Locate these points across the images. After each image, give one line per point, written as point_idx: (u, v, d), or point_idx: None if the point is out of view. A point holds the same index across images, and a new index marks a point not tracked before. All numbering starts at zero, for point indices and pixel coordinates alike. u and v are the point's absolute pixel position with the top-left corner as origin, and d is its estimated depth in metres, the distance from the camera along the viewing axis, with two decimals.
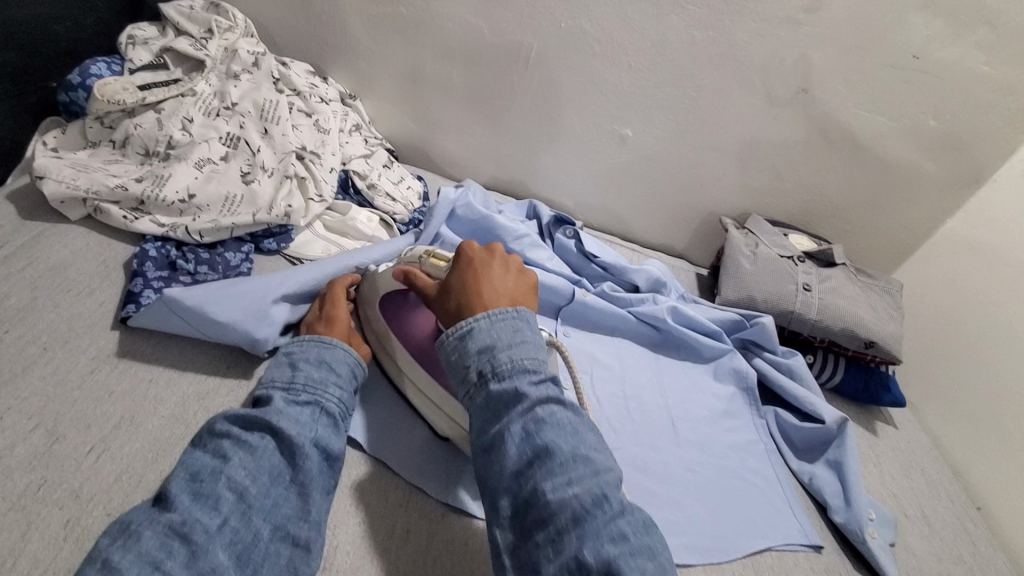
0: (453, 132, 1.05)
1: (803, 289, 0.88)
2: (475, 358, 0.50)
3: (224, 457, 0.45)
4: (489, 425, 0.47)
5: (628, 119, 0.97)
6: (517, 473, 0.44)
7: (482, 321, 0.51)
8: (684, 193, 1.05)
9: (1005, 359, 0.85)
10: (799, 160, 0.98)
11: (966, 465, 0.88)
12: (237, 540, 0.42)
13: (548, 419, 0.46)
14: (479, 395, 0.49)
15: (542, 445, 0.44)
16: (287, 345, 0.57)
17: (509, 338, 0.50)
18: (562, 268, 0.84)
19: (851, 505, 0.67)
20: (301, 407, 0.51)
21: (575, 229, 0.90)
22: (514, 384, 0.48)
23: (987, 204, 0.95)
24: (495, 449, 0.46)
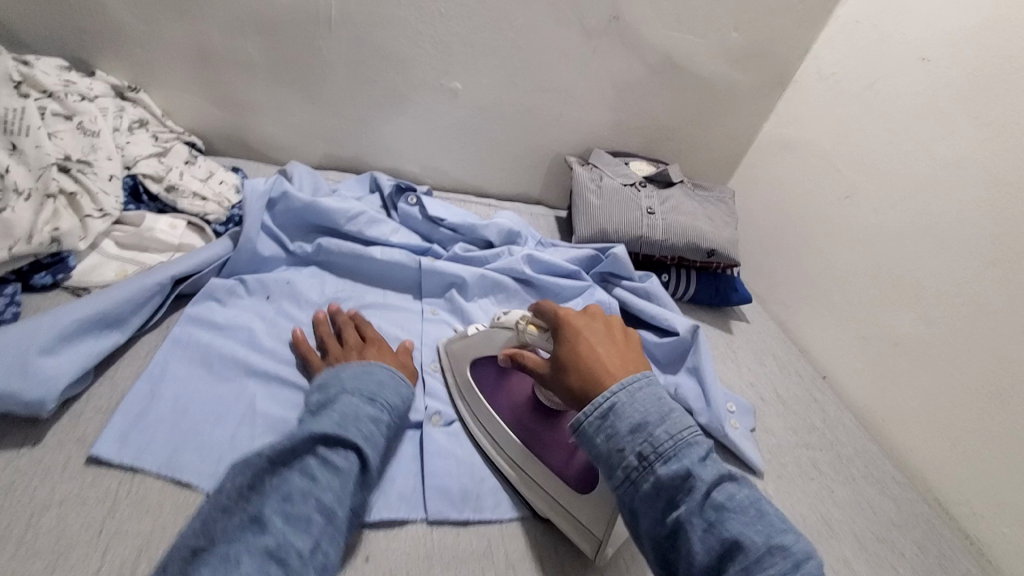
0: (269, 111, 0.95)
1: (648, 213, 0.91)
2: (627, 441, 0.43)
3: (312, 476, 0.43)
4: (665, 514, 0.41)
5: (454, 71, 0.93)
6: (705, 570, 0.39)
7: (623, 395, 0.45)
8: (527, 138, 1.03)
9: (824, 242, 0.95)
10: (627, 89, 1.00)
11: (806, 340, 0.99)
12: (329, 562, 0.40)
13: (725, 502, 0.40)
14: (642, 481, 0.42)
15: (731, 537, 0.38)
16: (359, 363, 0.56)
17: (659, 411, 0.44)
18: (411, 238, 0.80)
19: (712, 407, 0.71)
20: (380, 426, 0.50)
21: (417, 195, 0.84)
22: (683, 464, 0.41)
23: (794, 103, 1.04)
24: (678, 542, 0.40)
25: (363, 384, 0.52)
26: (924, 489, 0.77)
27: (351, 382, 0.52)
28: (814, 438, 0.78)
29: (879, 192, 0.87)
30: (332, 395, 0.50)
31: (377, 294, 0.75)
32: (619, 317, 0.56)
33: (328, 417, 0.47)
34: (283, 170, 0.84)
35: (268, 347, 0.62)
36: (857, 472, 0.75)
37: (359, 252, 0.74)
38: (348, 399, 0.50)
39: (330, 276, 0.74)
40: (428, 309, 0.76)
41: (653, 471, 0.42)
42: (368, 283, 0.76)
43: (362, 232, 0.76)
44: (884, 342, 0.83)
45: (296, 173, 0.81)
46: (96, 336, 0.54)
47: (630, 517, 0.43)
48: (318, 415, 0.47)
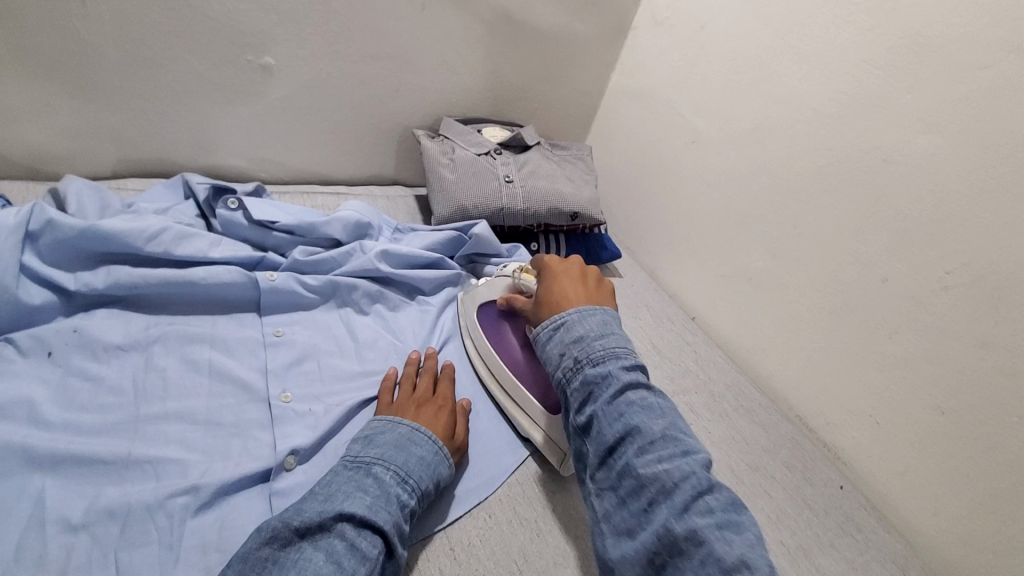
0: (27, 115, 0.74)
1: (506, 181, 0.87)
2: (569, 349, 0.53)
3: (335, 563, 0.40)
4: (585, 407, 0.50)
5: (263, 44, 0.79)
6: (609, 453, 0.46)
7: (575, 315, 0.55)
8: (367, 114, 0.93)
9: (678, 187, 0.98)
10: (468, 49, 0.93)
11: (673, 285, 1.02)
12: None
13: (636, 401, 0.47)
14: (573, 379, 0.51)
15: (634, 425, 0.46)
16: (401, 428, 0.54)
17: (597, 332, 0.53)
18: (239, 250, 0.68)
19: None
20: (410, 506, 0.48)
21: (238, 197, 0.72)
22: (608, 369, 0.50)
23: (635, 51, 1.03)
24: (591, 426, 0.48)
25: (400, 454, 0.51)
26: (785, 407, 0.83)
27: (386, 450, 0.50)
28: (689, 382, 0.81)
29: (721, 133, 0.89)
30: (368, 467, 0.49)
31: (205, 323, 0.63)
32: (592, 266, 0.64)
33: (363, 489, 0.46)
34: (55, 189, 0.68)
35: (55, 421, 0.50)
36: (729, 406, 0.79)
37: (173, 276, 0.62)
38: (388, 472, 0.48)
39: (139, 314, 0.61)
40: (273, 330, 0.65)
41: (582, 373, 0.51)
42: (193, 312, 0.64)
43: (170, 253, 0.63)
44: (740, 277, 0.88)
45: (71, 191, 0.66)
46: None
47: (567, 414, 0.52)
48: (355, 487, 0.46)
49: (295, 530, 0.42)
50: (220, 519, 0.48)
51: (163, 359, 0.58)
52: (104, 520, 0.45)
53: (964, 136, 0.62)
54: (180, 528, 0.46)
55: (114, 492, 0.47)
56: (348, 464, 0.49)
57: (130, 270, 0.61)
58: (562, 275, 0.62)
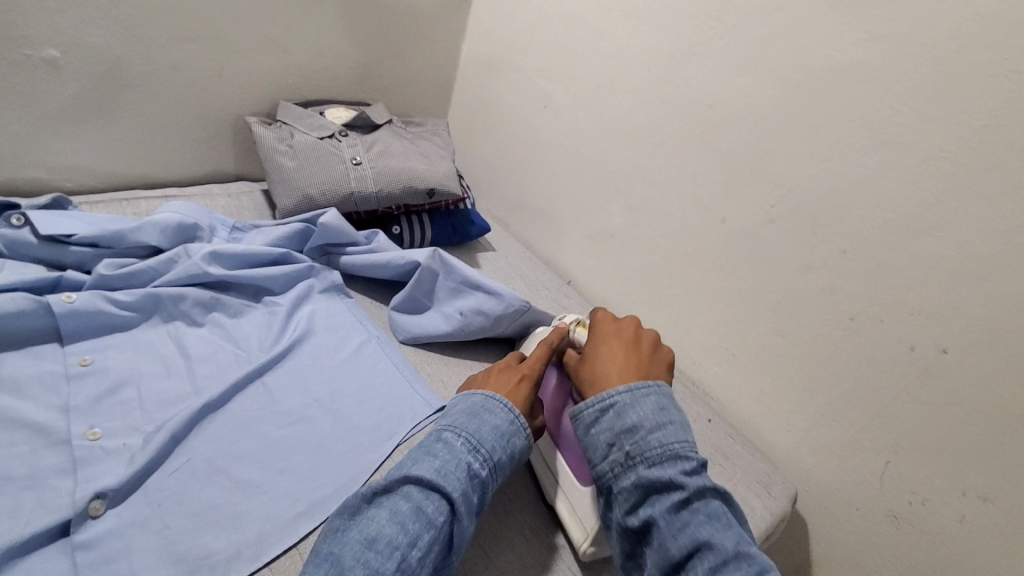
0: None
1: (354, 164, 0.81)
2: (619, 438, 0.48)
3: (399, 525, 0.41)
4: (640, 510, 0.45)
5: (33, 28, 0.68)
6: (676, 563, 0.42)
7: (626, 397, 0.50)
8: (188, 104, 0.83)
9: (539, 153, 0.97)
10: (294, 25, 0.86)
11: (548, 252, 1.01)
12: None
13: (703, 509, 0.44)
14: (624, 477, 0.47)
15: (702, 539, 0.42)
16: (473, 399, 0.52)
17: (655, 421, 0.48)
18: (25, 273, 0.58)
19: (495, 293, 0.71)
20: (478, 474, 0.46)
21: (21, 212, 0.62)
22: (666, 471, 0.46)
23: (481, 20, 1.01)
24: (652, 537, 0.44)
25: (486, 418, 0.50)
26: None
27: (458, 418, 0.50)
28: None
29: (569, 94, 0.89)
30: (480, 420, 0.49)
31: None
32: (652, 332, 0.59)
33: (430, 459, 0.45)
34: None
35: None
36: None
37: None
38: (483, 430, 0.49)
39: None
40: (78, 359, 0.57)
41: (636, 471, 0.47)
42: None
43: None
44: (604, 236, 0.89)
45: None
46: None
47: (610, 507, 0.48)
48: (432, 455, 0.46)
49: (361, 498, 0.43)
50: None
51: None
52: None
53: (771, 74, 0.65)
54: None
55: None
56: (438, 428, 0.49)
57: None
58: (605, 337, 0.58)
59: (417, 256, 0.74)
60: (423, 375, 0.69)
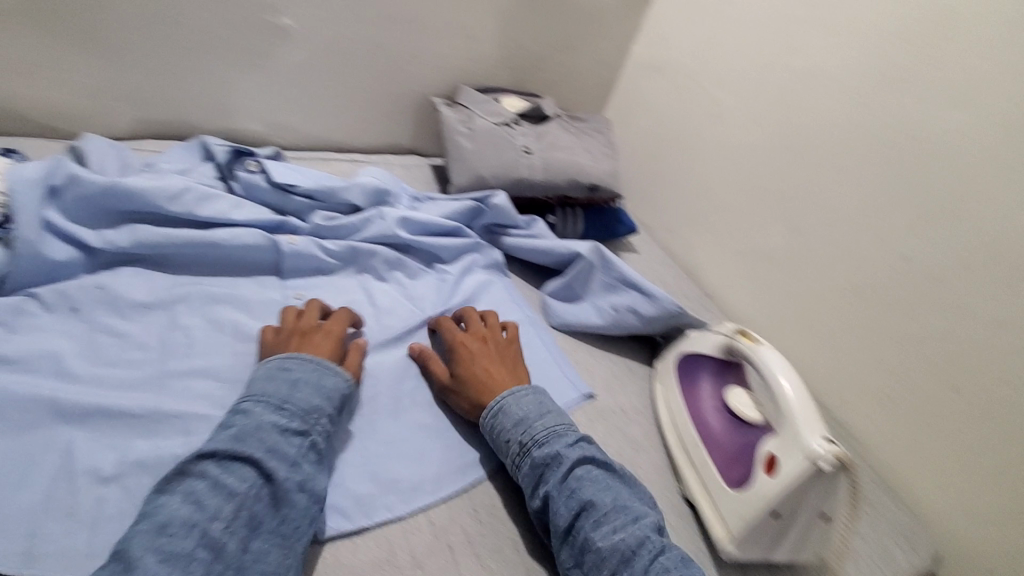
0: (37, 71, 0.72)
1: (525, 152, 0.86)
2: (512, 434, 0.54)
3: (196, 501, 0.39)
4: (538, 487, 0.51)
5: (281, 3, 0.77)
6: (569, 528, 0.49)
7: (510, 399, 0.56)
8: (386, 81, 0.92)
9: (698, 163, 0.97)
10: (488, 16, 0.91)
11: (689, 263, 1.01)
12: (270, 565, 0.41)
13: (584, 477, 0.51)
14: (522, 465, 0.52)
15: (587, 500, 0.49)
16: (282, 360, 0.51)
17: (538, 412, 0.55)
18: (260, 213, 0.68)
19: (653, 295, 0.72)
20: (292, 436, 0.46)
21: (258, 160, 0.72)
22: (554, 449, 0.52)
23: (658, 22, 1.01)
24: (546, 508, 0.50)
25: (513, 413, 0.55)
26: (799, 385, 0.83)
27: (279, 387, 0.48)
28: None
29: (743, 108, 0.88)
30: (525, 422, 0.54)
31: (224, 283, 0.63)
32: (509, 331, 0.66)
33: (276, 426, 0.46)
34: (73, 145, 0.68)
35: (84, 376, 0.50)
36: None
37: (195, 237, 0.62)
38: (510, 442, 0.54)
39: (162, 272, 0.62)
40: (293, 293, 0.66)
41: (531, 456, 0.52)
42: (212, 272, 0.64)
43: (193, 213, 0.63)
44: (757, 256, 0.88)
45: (93, 147, 0.66)
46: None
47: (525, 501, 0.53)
48: (250, 427, 0.45)
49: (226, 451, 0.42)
50: None
51: (183, 314, 0.58)
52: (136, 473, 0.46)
53: (995, 110, 0.61)
54: None
55: (143, 444, 0.47)
56: (245, 400, 0.47)
57: (151, 229, 0.61)
58: (475, 343, 0.62)
59: (579, 247, 0.77)
60: (573, 362, 0.72)
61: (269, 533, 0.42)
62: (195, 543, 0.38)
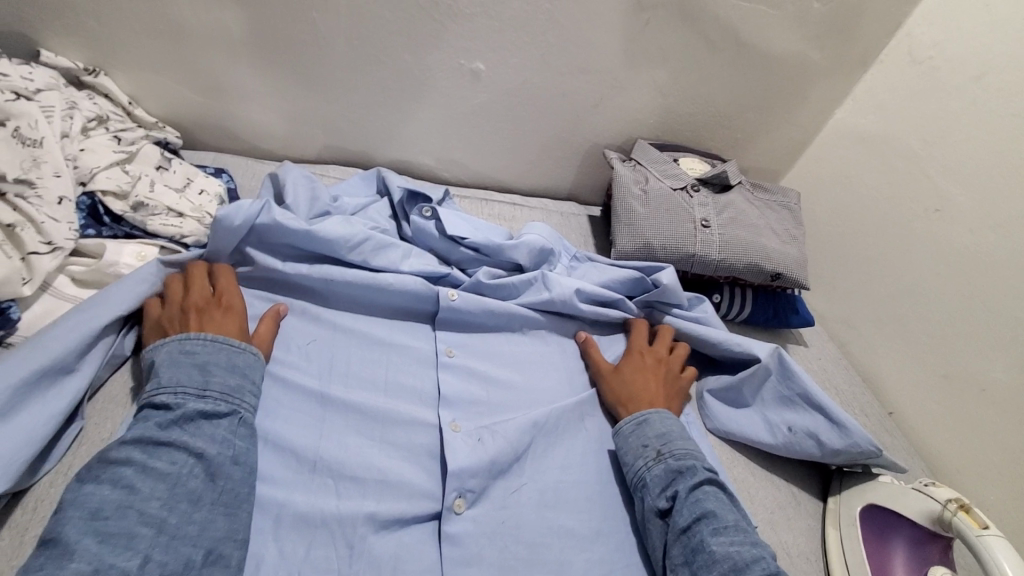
0: (254, 97, 0.78)
1: (703, 226, 0.78)
2: (651, 439, 0.56)
3: (128, 487, 0.40)
4: (665, 488, 0.52)
5: (476, 48, 0.77)
6: (686, 528, 0.48)
7: (660, 415, 0.59)
8: (561, 129, 0.89)
9: (903, 258, 0.83)
10: (682, 71, 0.84)
11: (871, 368, 0.87)
12: (222, 531, 0.42)
13: (711, 492, 0.51)
14: (654, 467, 0.54)
15: (709, 509, 0.49)
16: (176, 338, 0.50)
17: (680, 432, 0.57)
18: (426, 263, 0.67)
19: (845, 426, 0.61)
20: (218, 417, 0.46)
21: (432, 206, 0.71)
22: (691, 462, 0.54)
23: (878, 88, 0.88)
24: (669, 510, 0.51)
25: (655, 428, 0.57)
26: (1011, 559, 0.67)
27: (173, 372, 0.47)
28: None
29: (982, 207, 0.73)
30: (670, 436, 0.56)
31: (382, 331, 0.63)
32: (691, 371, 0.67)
33: (170, 415, 0.45)
34: (274, 174, 0.72)
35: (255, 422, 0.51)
36: None
37: (366, 284, 0.62)
38: (646, 446, 0.56)
39: (331, 314, 0.63)
40: (445, 349, 0.63)
41: (664, 462, 0.54)
42: (373, 320, 0.64)
43: (367, 263, 0.64)
44: (969, 385, 0.73)
45: (292, 178, 0.69)
46: (56, 441, 0.47)
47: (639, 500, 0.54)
48: (170, 405, 0.45)
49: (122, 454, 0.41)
50: (393, 552, 0.47)
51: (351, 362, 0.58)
52: (293, 533, 0.46)
53: None
54: (356, 559, 0.45)
55: (302, 503, 0.47)
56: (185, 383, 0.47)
57: (329, 270, 0.62)
58: (654, 363, 0.65)
59: (756, 349, 0.68)
60: (732, 479, 0.63)
61: (215, 501, 0.43)
62: (133, 525, 0.38)
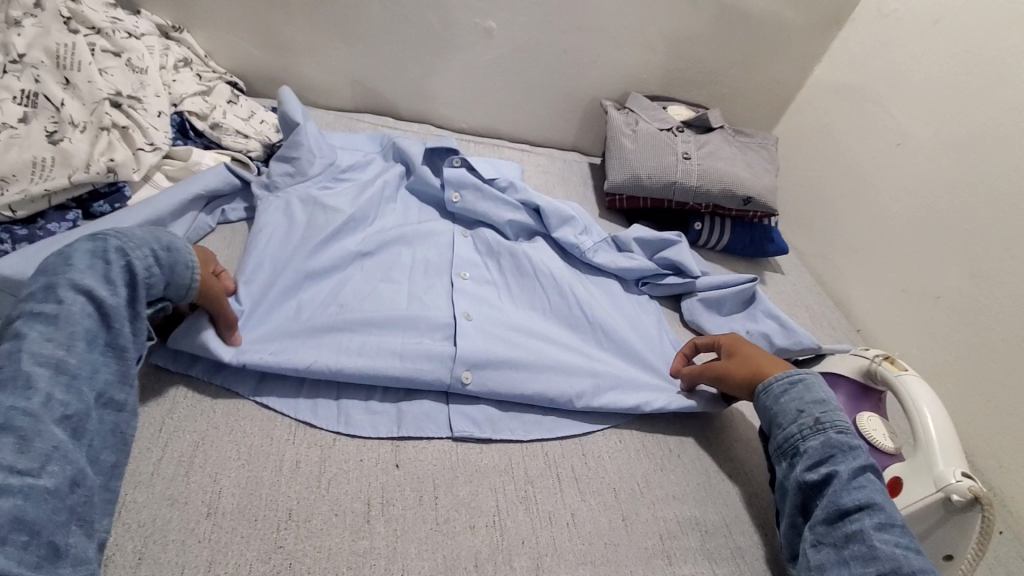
0: (304, 52, 0.94)
1: (684, 158, 0.89)
2: (810, 407, 0.54)
3: (18, 336, 0.42)
4: (823, 463, 0.51)
5: (490, 8, 0.90)
6: (844, 512, 0.48)
7: (814, 378, 0.56)
8: (565, 83, 1.01)
9: (870, 191, 0.92)
10: (669, 29, 0.96)
11: (844, 294, 0.96)
12: (114, 375, 0.46)
13: (873, 480, 0.49)
14: (811, 438, 0.52)
15: (875, 501, 0.47)
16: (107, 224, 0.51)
17: (838, 401, 0.55)
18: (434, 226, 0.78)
19: (789, 327, 0.72)
20: (112, 268, 0.47)
21: (461, 158, 0.82)
22: (856, 440, 0.51)
23: (851, 44, 0.98)
24: (824, 485, 0.50)
25: (813, 393, 0.55)
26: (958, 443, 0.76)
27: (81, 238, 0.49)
28: None
29: (935, 137, 0.83)
30: (828, 404, 0.54)
31: (397, 359, 0.57)
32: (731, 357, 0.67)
33: (65, 268, 0.46)
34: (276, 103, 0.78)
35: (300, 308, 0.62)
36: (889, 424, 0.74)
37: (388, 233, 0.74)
38: (803, 412, 0.54)
39: (344, 286, 0.66)
40: (462, 371, 0.58)
41: (824, 435, 0.52)
42: (386, 281, 0.68)
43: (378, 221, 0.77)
44: (926, 297, 0.82)
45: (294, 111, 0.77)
46: None
47: (785, 466, 0.54)
48: (67, 254, 0.47)
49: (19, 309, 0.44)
50: None
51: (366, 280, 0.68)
52: None
53: None
54: None
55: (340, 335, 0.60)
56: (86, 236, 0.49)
57: (345, 243, 0.70)
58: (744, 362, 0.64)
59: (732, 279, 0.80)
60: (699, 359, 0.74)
61: (106, 346, 0.46)
62: (27, 366, 0.41)
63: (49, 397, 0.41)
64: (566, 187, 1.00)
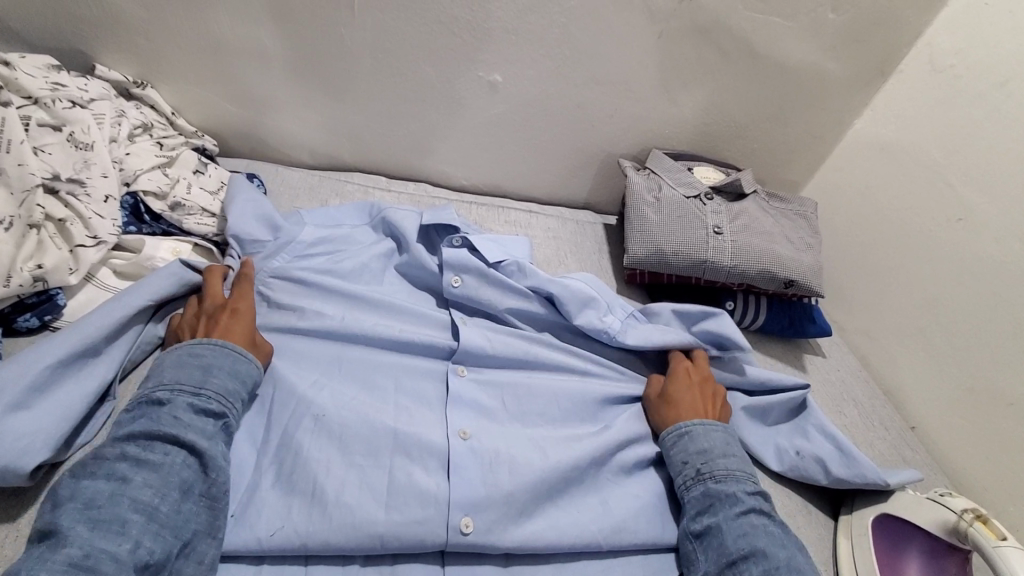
0: (285, 108, 0.83)
1: (715, 232, 0.79)
2: (692, 458, 0.58)
3: (121, 478, 0.44)
4: (707, 514, 0.54)
5: (493, 62, 0.80)
6: (733, 562, 0.50)
7: (700, 427, 0.60)
8: (577, 139, 0.91)
9: (923, 268, 0.82)
10: (696, 82, 0.85)
11: (892, 381, 0.86)
12: (202, 526, 0.46)
13: (752, 523, 0.53)
14: (694, 489, 0.56)
15: (758, 547, 0.50)
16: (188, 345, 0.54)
17: (723, 448, 0.59)
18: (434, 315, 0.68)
19: (851, 454, 0.61)
20: (209, 416, 0.50)
21: (462, 236, 0.71)
22: (733, 487, 0.55)
23: (898, 97, 0.87)
24: (709, 536, 0.53)
25: (695, 444, 0.59)
26: None
27: (178, 373, 0.51)
28: None
29: (1003, 217, 0.72)
30: (708, 453, 0.58)
31: (381, 517, 0.50)
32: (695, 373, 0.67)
33: (170, 410, 0.49)
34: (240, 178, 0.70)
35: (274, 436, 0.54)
36: None
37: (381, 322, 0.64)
38: (686, 464, 0.58)
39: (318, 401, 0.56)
40: (462, 519, 0.51)
41: (704, 484, 0.56)
42: (373, 394, 0.60)
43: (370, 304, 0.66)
44: (996, 401, 0.71)
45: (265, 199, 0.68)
46: (90, 419, 0.52)
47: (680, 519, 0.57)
48: (172, 401, 0.49)
49: (122, 449, 0.46)
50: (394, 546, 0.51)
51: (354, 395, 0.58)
52: None
53: None
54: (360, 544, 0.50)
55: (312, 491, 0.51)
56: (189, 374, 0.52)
57: (323, 350, 0.62)
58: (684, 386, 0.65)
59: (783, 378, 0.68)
60: None
61: (201, 495, 0.47)
62: (126, 511, 0.42)
63: (140, 545, 0.41)
64: (579, 255, 0.90)
